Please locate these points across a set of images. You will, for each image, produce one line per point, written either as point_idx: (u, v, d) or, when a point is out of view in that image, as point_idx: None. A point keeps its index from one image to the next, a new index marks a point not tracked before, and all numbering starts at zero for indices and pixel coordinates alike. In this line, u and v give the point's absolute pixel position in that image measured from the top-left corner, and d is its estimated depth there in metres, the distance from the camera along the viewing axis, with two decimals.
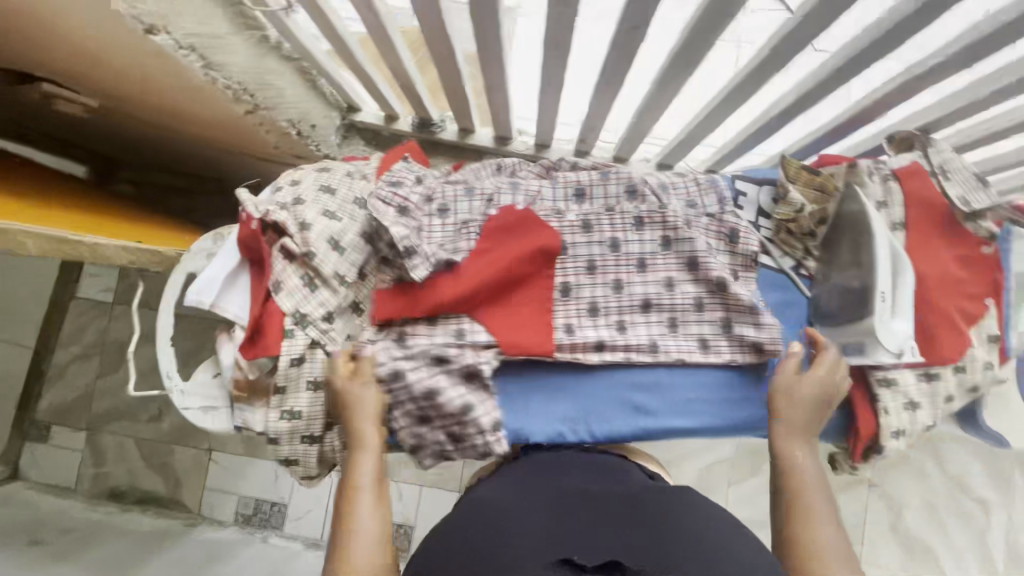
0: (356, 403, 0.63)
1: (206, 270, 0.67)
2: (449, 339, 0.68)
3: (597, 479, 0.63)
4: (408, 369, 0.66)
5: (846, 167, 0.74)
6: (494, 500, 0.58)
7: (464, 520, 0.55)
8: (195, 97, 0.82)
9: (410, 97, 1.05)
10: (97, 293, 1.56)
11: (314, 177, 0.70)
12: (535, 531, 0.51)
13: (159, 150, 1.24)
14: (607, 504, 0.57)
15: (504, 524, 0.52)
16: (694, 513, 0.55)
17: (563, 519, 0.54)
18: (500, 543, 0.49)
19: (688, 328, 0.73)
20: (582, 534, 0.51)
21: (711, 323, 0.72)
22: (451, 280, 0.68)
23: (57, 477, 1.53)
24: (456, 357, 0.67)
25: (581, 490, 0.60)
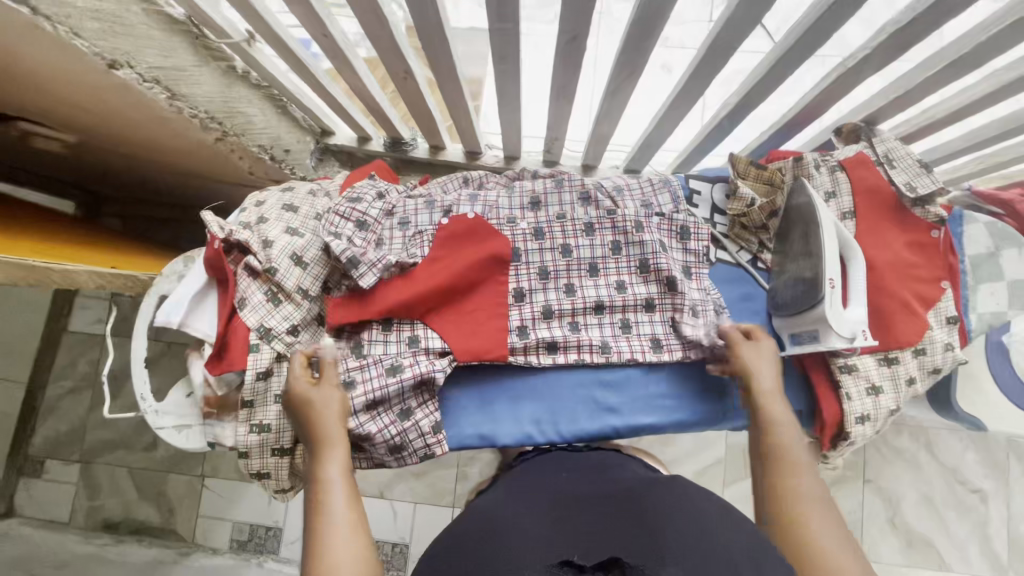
0: (318, 404, 0.64)
1: (175, 293, 0.69)
2: (403, 348, 0.70)
3: (587, 481, 0.63)
4: (359, 378, 0.68)
5: (794, 160, 0.78)
6: (488, 511, 0.57)
7: (458, 536, 0.53)
8: (165, 126, 0.85)
9: (379, 118, 1.09)
10: (88, 326, 1.59)
11: (278, 198, 0.74)
12: (531, 535, 0.50)
13: (142, 182, 1.27)
14: (604, 505, 0.56)
15: (498, 534, 0.51)
16: (689, 501, 0.54)
17: (560, 522, 0.53)
18: (496, 549, 0.48)
19: (641, 329, 0.75)
20: (582, 535, 0.50)
21: (662, 322, 0.75)
22: (402, 286, 0.70)
23: (51, 512, 1.53)
24: (409, 367, 0.68)
25: (576, 495, 0.59)
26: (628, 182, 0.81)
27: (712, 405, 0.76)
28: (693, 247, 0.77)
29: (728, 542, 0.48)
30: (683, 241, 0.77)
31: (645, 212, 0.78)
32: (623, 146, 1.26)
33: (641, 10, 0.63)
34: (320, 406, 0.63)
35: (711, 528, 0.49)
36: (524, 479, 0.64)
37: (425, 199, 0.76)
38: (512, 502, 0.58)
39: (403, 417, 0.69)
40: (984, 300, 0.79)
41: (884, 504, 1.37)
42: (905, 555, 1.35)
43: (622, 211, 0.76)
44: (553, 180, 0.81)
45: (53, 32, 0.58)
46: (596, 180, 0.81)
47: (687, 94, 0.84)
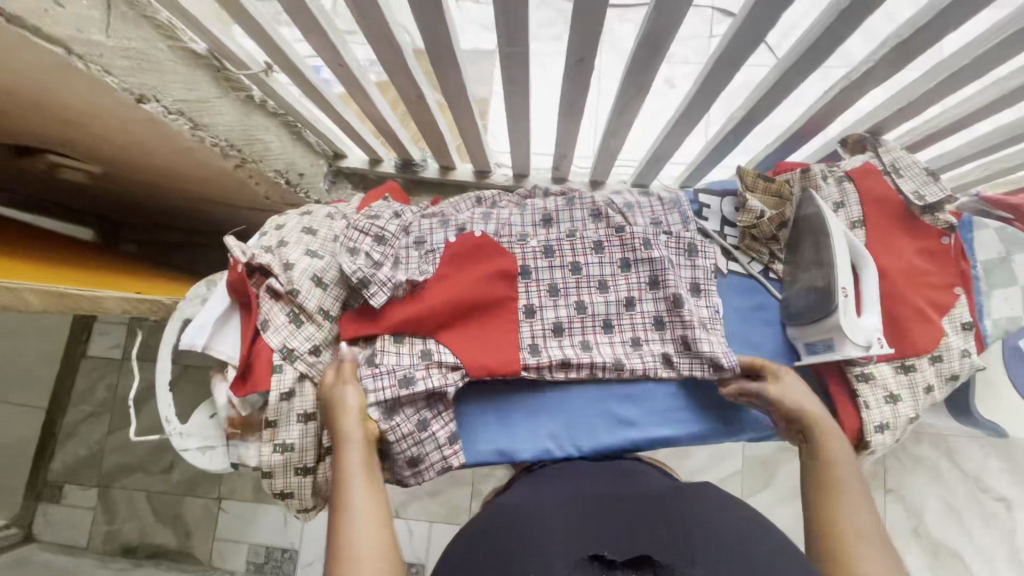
0: (339, 404, 0.65)
1: (199, 316, 0.71)
2: (416, 360, 0.70)
3: (608, 483, 0.64)
4: (371, 387, 0.67)
5: (801, 172, 0.79)
6: (514, 506, 0.58)
7: (482, 531, 0.54)
8: (188, 155, 0.88)
9: (391, 141, 1.11)
10: (106, 350, 1.62)
11: (298, 221, 0.76)
12: (559, 532, 0.51)
13: (160, 208, 1.30)
14: (630, 506, 0.57)
15: (528, 525, 0.53)
16: (717, 502, 0.56)
17: (587, 520, 0.54)
18: (524, 540, 0.50)
19: (651, 346, 0.75)
20: (609, 534, 0.51)
21: (672, 341, 0.75)
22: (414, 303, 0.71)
23: (70, 537, 1.54)
24: (422, 378, 0.69)
25: (601, 496, 0.60)
26: (638, 198, 0.82)
27: (729, 416, 0.77)
28: (701, 263, 0.77)
29: (761, 543, 0.49)
30: (691, 258, 0.77)
31: (653, 228, 0.79)
32: (630, 161, 1.28)
33: (647, 32, 0.65)
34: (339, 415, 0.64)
35: (743, 530, 0.51)
36: (547, 481, 0.65)
37: (441, 220, 0.77)
38: (538, 500, 0.59)
39: (420, 426, 0.70)
40: (1000, 305, 0.79)
41: (908, 514, 1.35)
42: (930, 566, 1.33)
43: (631, 228, 0.77)
44: (563, 197, 0.83)
45: (88, 71, 0.62)
46: (606, 197, 0.82)
47: (692, 110, 0.86)
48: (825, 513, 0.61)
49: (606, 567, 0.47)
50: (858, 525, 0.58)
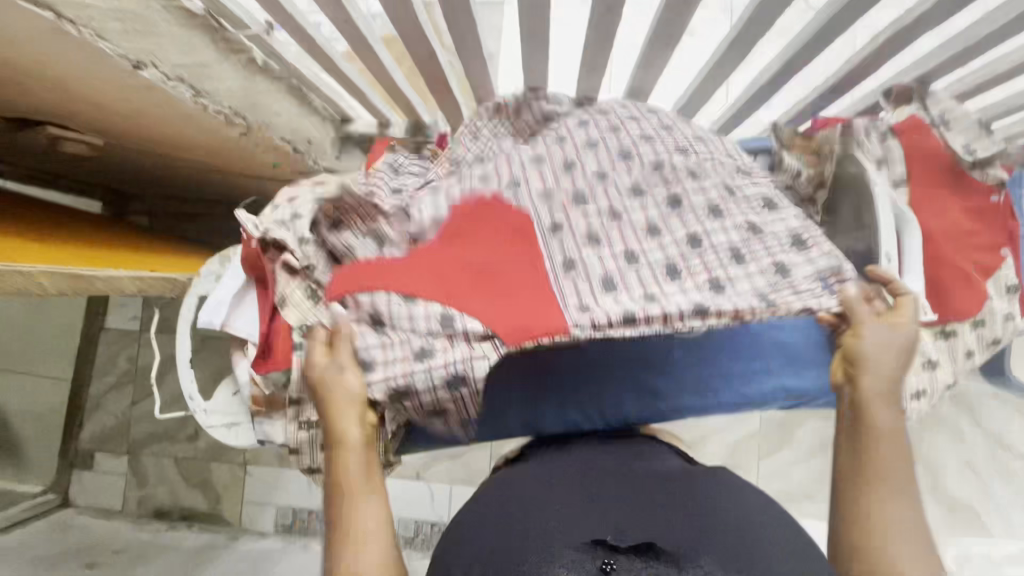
0: (333, 386, 0.59)
1: (215, 294, 0.69)
2: (433, 328, 0.58)
3: (618, 457, 0.63)
4: (380, 357, 0.59)
5: (842, 128, 0.72)
6: (521, 482, 0.58)
7: (495, 510, 0.55)
8: (190, 124, 0.84)
9: (401, 102, 1.06)
10: (125, 322, 1.63)
11: (309, 192, 0.73)
12: (565, 515, 0.52)
13: (166, 179, 1.28)
14: (636, 483, 0.57)
15: (533, 509, 0.53)
16: (727, 491, 0.56)
17: (593, 499, 0.54)
18: (529, 527, 0.51)
19: (737, 286, 0.61)
20: (614, 512, 0.52)
21: (757, 274, 0.62)
22: (415, 262, 0.64)
23: (104, 500, 1.60)
24: (440, 351, 0.58)
25: (608, 471, 0.59)
26: (656, 132, 0.78)
27: (759, 384, 0.75)
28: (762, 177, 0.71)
29: (759, 535, 0.51)
30: (749, 173, 0.72)
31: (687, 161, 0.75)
32: None
33: None
34: (338, 389, 0.58)
35: (747, 521, 0.52)
36: (553, 458, 0.63)
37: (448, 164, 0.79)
38: (542, 474, 0.59)
39: (419, 357, 0.58)
40: None
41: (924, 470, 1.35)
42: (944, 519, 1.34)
43: (670, 162, 0.74)
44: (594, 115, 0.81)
45: (80, 36, 0.57)
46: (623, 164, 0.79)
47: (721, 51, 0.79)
48: (853, 463, 0.57)
49: (611, 551, 0.47)
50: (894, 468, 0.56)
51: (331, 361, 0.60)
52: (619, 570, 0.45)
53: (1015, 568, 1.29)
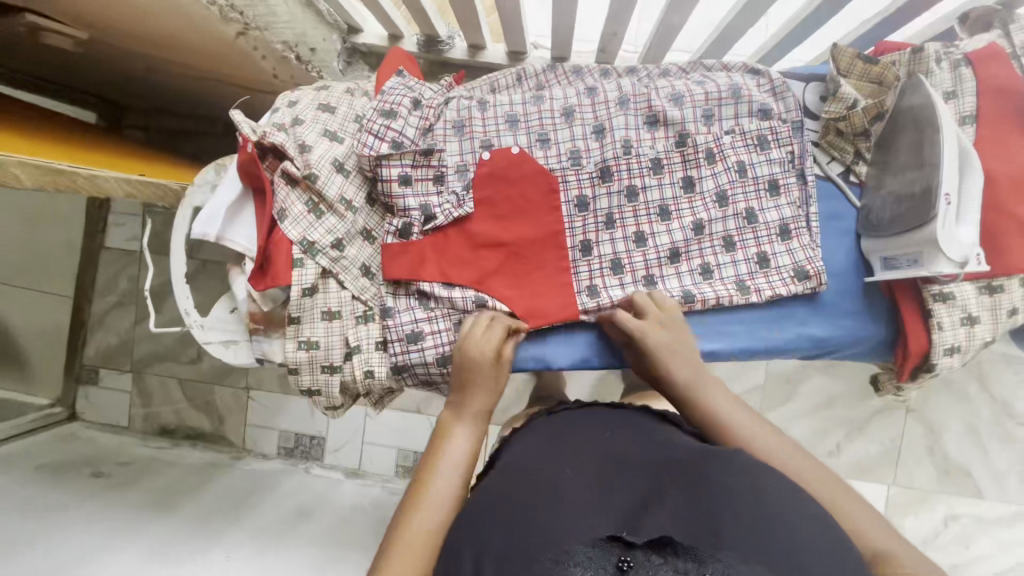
0: (481, 370, 0.61)
1: (209, 203, 0.64)
2: (417, 315, 0.66)
3: (636, 438, 0.56)
4: (389, 338, 0.66)
5: (910, 53, 0.66)
6: (525, 470, 0.51)
7: (502, 500, 0.48)
8: (182, 18, 0.76)
9: (415, 12, 0.96)
10: (124, 242, 1.59)
11: (312, 96, 0.67)
12: (573, 508, 0.45)
13: (162, 89, 1.20)
14: (653, 475, 0.49)
15: (542, 500, 0.47)
16: (754, 468, 0.47)
17: (609, 496, 0.47)
18: (534, 522, 0.44)
19: (723, 273, 0.69)
20: (632, 509, 0.46)
21: (747, 261, 0.69)
22: (446, 247, 0.67)
23: (110, 416, 1.63)
24: (428, 337, 0.65)
25: (624, 462, 0.51)
26: (691, 86, 0.70)
27: (787, 330, 0.69)
28: (776, 156, 0.69)
29: (790, 516, 0.43)
30: (763, 152, 0.69)
31: (708, 126, 0.70)
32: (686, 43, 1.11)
33: None
34: (481, 376, 0.61)
35: (775, 502, 0.43)
36: (565, 438, 0.57)
37: (475, 101, 0.71)
38: (553, 462, 0.52)
39: (411, 339, 0.65)
40: None
41: (925, 433, 1.32)
42: (940, 482, 1.31)
43: (695, 136, 0.69)
44: (627, 76, 0.77)
45: None
46: (657, 85, 0.72)
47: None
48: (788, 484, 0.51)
49: (626, 549, 0.41)
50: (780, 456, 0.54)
51: (484, 345, 0.62)
52: (637, 567, 0.40)
53: (1002, 531, 1.29)
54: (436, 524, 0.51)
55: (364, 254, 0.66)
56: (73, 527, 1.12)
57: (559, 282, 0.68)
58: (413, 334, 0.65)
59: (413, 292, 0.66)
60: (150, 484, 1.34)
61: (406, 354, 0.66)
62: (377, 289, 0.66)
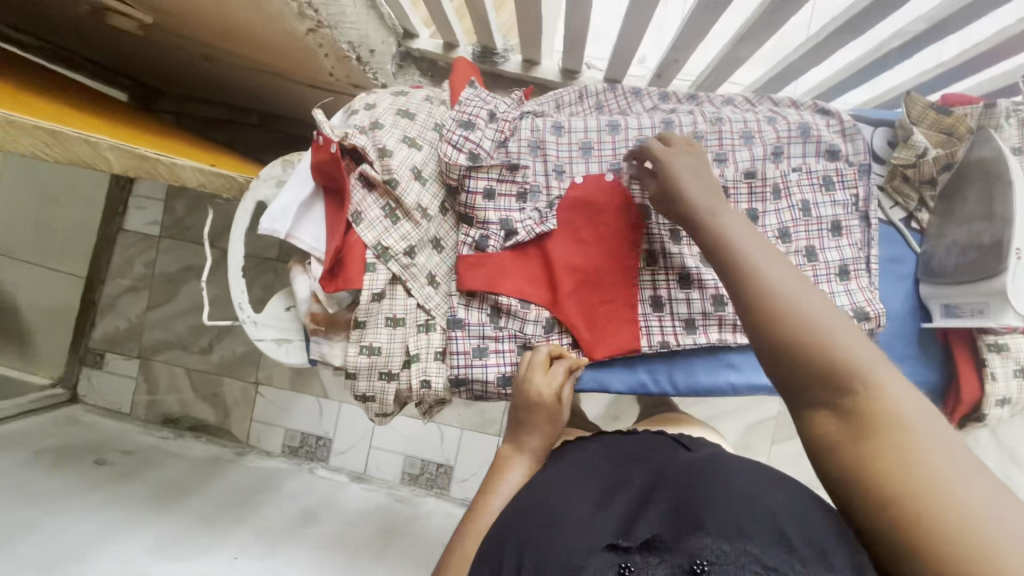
0: (538, 403, 0.61)
1: (280, 198, 0.63)
2: (486, 325, 0.66)
3: (634, 460, 0.55)
4: (454, 350, 0.65)
5: (982, 107, 0.67)
6: (532, 496, 0.50)
7: (512, 529, 0.47)
8: (256, 11, 0.76)
9: (478, 22, 0.97)
10: (143, 226, 1.56)
11: (391, 101, 0.67)
12: (572, 519, 0.45)
13: (204, 76, 1.19)
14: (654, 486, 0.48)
15: (549, 518, 0.46)
16: (742, 475, 0.45)
17: (608, 506, 0.46)
18: (541, 542, 0.43)
19: None
20: (630, 513, 0.44)
21: None
22: (524, 262, 0.67)
23: (113, 402, 1.60)
24: (495, 355, 0.65)
25: (631, 478, 0.51)
26: (762, 124, 0.71)
27: None
28: (841, 198, 0.70)
29: (781, 511, 0.40)
30: (828, 192, 0.70)
31: (777, 163, 0.70)
32: None
33: None
34: (541, 412, 0.61)
35: (767, 501, 0.41)
36: (569, 462, 0.56)
37: (550, 122, 0.71)
38: (560, 485, 0.51)
39: (478, 353, 0.65)
40: None
41: None
42: None
43: (762, 172, 0.70)
44: (689, 102, 0.78)
45: None
46: (727, 117, 0.73)
47: (838, 25, 0.72)
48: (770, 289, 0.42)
49: (625, 556, 0.40)
50: (789, 296, 0.42)
51: (549, 382, 0.62)
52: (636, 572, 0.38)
53: None
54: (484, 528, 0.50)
55: (431, 263, 0.66)
56: (79, 514, 1.09)
57: (622, 306, 0.68)
58: (482, 345, 0.66)
59: (484, 302, 0.66)
60: (154, 474, 1.30)
61: (468, 367, 0.65)
62: (444, 294, 0.66)
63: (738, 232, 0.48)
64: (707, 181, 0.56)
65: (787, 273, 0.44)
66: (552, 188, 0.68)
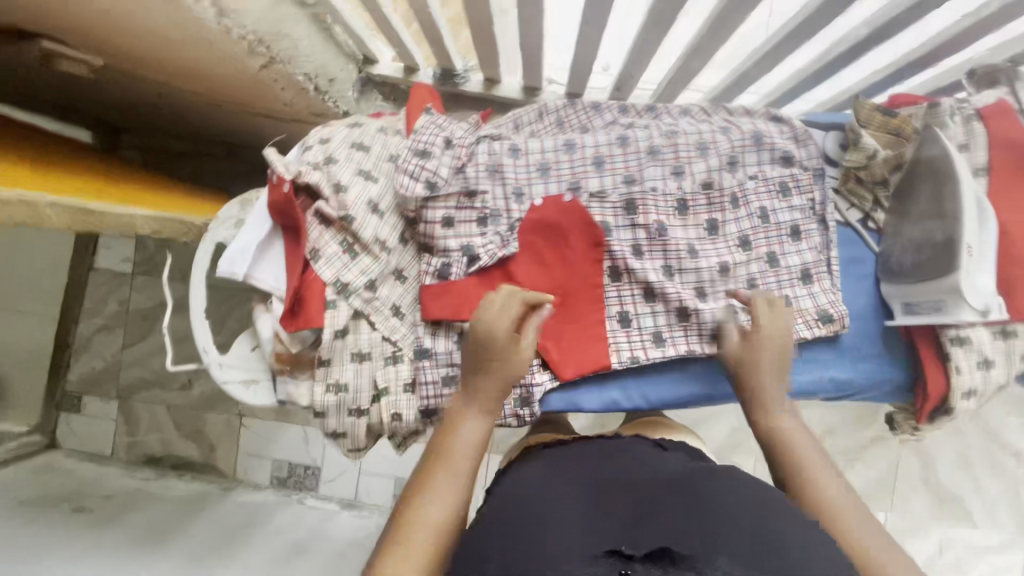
0: (490, 343, 0.59)
1: (237, 239, 0.63)
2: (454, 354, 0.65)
3: (620, 465, 0.57)
4: (423, 381, 0.64)
5: (926, 108, 0.69)
6: (517, 491, 0.51)
7: (499, 521, 0.47)
8: (209, 54, 0.77)
9: (436, 47, 0.99)
10: (115, 263, 1.54)
11: (345, 134, 0.66)
12: (570, 519, 0.45)
13: (164, 112, 1.17)
14: (649, 493, 0.49)
15: (541, 516, 0.46)
16: (739, 491, 0.48)
17: (604, 511, 0.47)
18: (534, 536, 0.44)
19: None
20: (628, 521, 0.45)
21: None
22: (489, 287, 0.67)
23: (93, 445, 1.56)
24: None
25: (623, 482, 0.52)
26: (717, 136, 0.72)
27: (812, 373, 0.70)
28: (798, 203, 0.71)
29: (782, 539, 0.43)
30: (785, 198, 0.71)
31: (733, 172, 0.71)
32: None
33: None
34: (494, 351, 0.59)
35: (764, 526, 0.44)
36: (557, 463, 0.57)
37: (507, 145, 0.71)
38: (548, 485, 0.52)
39: (447, 382, 0.65)
40: None
41: (919, 463, 1.34)
42: (933, 510, 1.33)
43: (719, 182, 0.71)
44: (647, 114, 0.79)
45: None
46: (683, 130, 0.73)
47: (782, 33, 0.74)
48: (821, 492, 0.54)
49: (625, 562, 0.41)
50: (841, 505, 0.53)
51: (500, 317, 0.59)
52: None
53: (993, 557, 1.31)
54: (449, 513, 0.52)
55: (395, 295, 0.66)
56: (60, 564, 1.06)
57: (589, 325, 0.68)
58: (451, 374, 0.65)
59: (450, 330, 0.66)
60: (137, 518, 1.27)
61: (438, 396, 0.64)
62: (410, 325, 0.66)
63: (796, 437, 0.60)
64: (781, 363, 0.64)
65: (838, 485, 0.55)
66: (512, 212, 0.68)
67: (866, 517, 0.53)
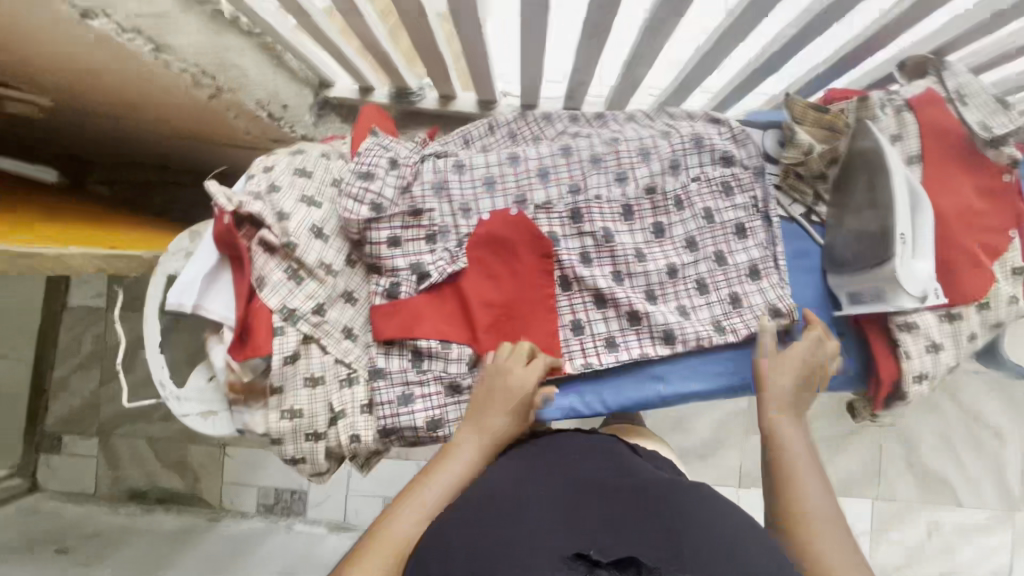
0: (507, 382, 0.62)
1: (184, 272, 0.63)
2: (409, 372, 0.66)
3: (600, 462, 0.56)
4: (378, 401, 0.64)
5: (856, 101, 0.71)
6: (491, 487, 0.51)
7: (470, 513, 0.47)
8: (153, 88, 0.77)
9: (387, 68, 0.99)
10: (88, 299, 1.53)
11: (288, 161, 0.67)
12: (547, 524, 0.44)
13: (125, 146, 1.17)
14: (624, 494, 0.48)
15: (513, 514, 0.46)
16: (721, 502, 0.47)
17: (576, 509, 0.47)
18: (504, 535, 0.43)
19: (699, 314, 0.70)
20: (600, 522, 0.45)
21: (720, 302, 0.70)
22: (440, 303, 0.67)
23: (75, 485, 1.54)
24: (421, 400, 0.65)
25: (605, 481, 0.51)
26: (658, 140, 0.73)
27: None
28: (741, 202, 0.72)
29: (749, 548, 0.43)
30: (727, 197, 0.72)
31: (676, 175, 0.72)
32: None
33: None
34: (504, 389, 0.62)
35: (734, 536, 0.44)
36: (537, 459, 0.56)
37: (451, 162, 0.71)
38: (524, 481, 0.51)
39: (403, 400, 0.65)
40: None
41: (902, 447, 1.34)
42: (919, 493, 1.34)
43: (663, 186, 0.72)
44: (595, 122, 0.80)
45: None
46: (626, 137, 0.74)
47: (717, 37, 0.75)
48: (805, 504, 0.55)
49: (591, 568, 0.41)
50: (823, 522, 0.54)
51: (517, 365, 0.64)
52: None
53: (981, 536, 1.31)
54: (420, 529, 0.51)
55: (346, 317, 0.67)
56: None
57: (542, 337, 0.69)
58: (406, 392, 0.65)
59: (404, 349, 0.66)
60: (120, 556, 1.25)
61: (394, 416, 0.64)
62: (365, 346, 0.67)
63: (798, 447, 0.60)
64: (805, 388, 0.66)
65: (826, 504, 0.56)
66: (459, 228, 0.69)
67: (842, 536, 0.53)
